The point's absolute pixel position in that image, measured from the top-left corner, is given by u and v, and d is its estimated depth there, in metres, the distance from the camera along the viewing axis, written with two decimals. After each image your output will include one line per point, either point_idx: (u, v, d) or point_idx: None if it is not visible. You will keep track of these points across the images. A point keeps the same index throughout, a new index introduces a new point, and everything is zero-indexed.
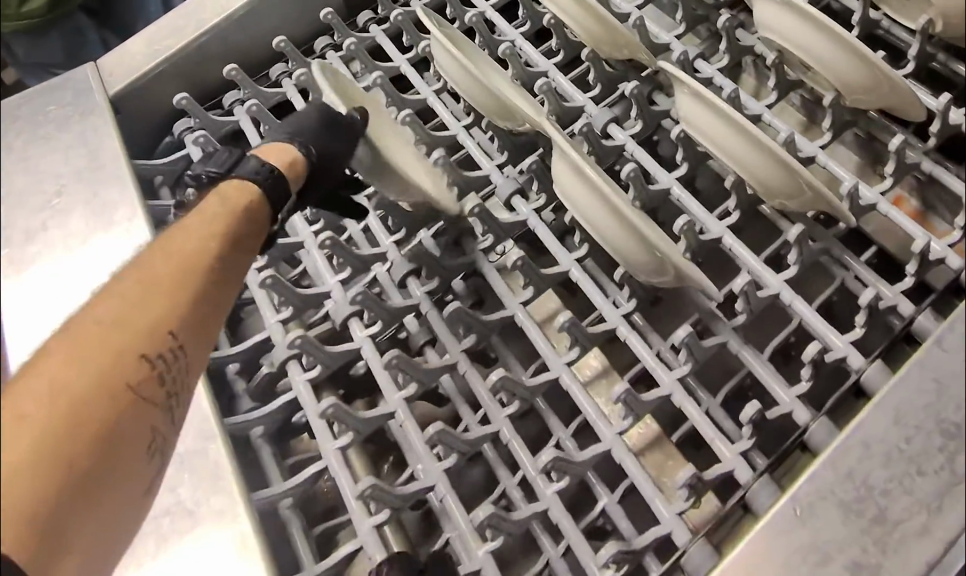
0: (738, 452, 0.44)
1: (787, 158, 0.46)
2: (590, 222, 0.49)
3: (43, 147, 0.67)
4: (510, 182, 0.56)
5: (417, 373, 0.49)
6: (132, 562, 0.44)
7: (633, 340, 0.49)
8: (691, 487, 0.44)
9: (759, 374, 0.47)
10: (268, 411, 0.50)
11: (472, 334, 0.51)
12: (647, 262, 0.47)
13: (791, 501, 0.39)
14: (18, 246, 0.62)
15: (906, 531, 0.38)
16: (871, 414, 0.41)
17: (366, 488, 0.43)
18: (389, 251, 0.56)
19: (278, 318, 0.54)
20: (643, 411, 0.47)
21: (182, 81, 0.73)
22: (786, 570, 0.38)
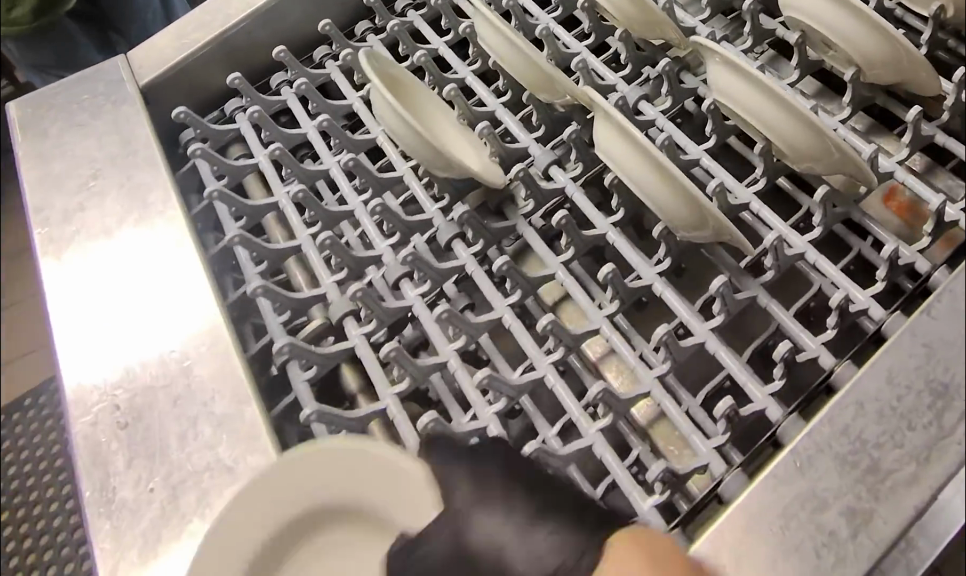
0: (769, 394, 0.48)
1: (822, 127, 0.49)
2: (635, 181, 0.52)
3: (76, 134, 0.70)
4: (546, 155, 0.60)
5: (464, 325, 0.51)
6: (176, 515, 0.47)
7: (668, 296, 0.52)
8: (728, 420, 0.47)
9: (787, 326, 0.50)
10: (324, 351, 0.53)
11: (518, 289, 0.54)
12: (688, 220, 0.50)
13: (791, 453, 0.42)
14: (56, 225, 0.64)
15: (898, 480, 0.41)
16: (866, 374, 0.44)
17: (430, 422, 0.46)
18: (435, 218, 0.59)
19: (334, 278, 0.57)
20: (681, 356, 0.50)
21: (214, 69, 0.76)
22: (786, 517, 0.41)
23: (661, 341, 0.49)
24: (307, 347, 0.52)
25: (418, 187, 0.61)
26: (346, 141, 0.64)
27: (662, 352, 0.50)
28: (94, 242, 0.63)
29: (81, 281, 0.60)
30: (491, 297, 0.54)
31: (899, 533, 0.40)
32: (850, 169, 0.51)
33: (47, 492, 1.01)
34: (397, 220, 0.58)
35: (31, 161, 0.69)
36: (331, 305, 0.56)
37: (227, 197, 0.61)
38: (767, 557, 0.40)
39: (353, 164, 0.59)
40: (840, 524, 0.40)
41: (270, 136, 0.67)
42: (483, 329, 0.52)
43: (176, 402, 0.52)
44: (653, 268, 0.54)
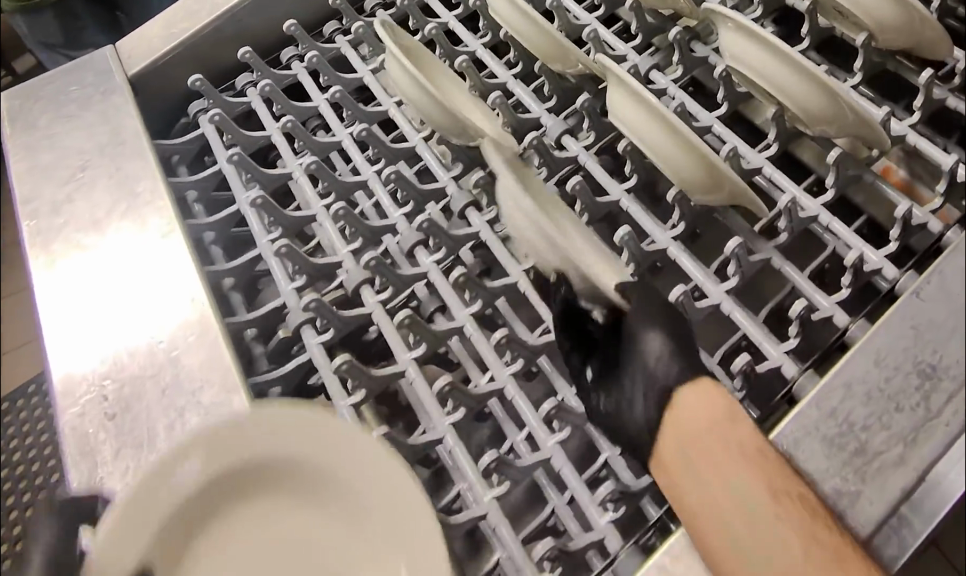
0: (784, 352, 0.48)
1: (836, 86, 0.49)
2: (648, 145, 0.52)
3: (65, 125, 0.70)
4: (558, 124, 0.61)
5: (477, 286, 0.54)
6: None
7: (683, 260, 0.53)
8: (744, 379, 0.48)
9: (802, 286, 0.50)
10: (344, 315, 0.54)
11: (478, 300, 0.54)
12: (704, 184, 0.50)
13: (778, 437, 0.42)
14: (45, 216, 0.64)
15: (885, 461, 0.41)
16: (855, 356, 0.44)
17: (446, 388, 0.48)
18: (448, 186, 0.60)
19: (350, 249, 0.58)
20: (697, 318, 0.51)
21: (212, 52, 0.76)
22: None
23: (678, 302, 0.49)
24: (332, 310, 0.53)
25: (431, 158, 0.62)
26: (358, 113, 0.65)
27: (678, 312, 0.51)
28: (84, 233, 0.63)
29: (72, 271, 0.60)
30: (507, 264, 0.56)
31: (885, 515, 0.40)
32: (862, 133, 0.51)
33: (46, 478, 1.02)
34: (410, 187, 0.59)
35: (20, 152, 0.69)
36: (348, 274, 0.56)
37: (244, 163, 0.62)
38: None
39: (365, 135, 0.61)
40: (828, 506, 0.40)
41: (281, 109, 0.68)
42: (495, 295, 0.54)
43: (164, 391, 0.51)
44: (667, 233, 0.54)
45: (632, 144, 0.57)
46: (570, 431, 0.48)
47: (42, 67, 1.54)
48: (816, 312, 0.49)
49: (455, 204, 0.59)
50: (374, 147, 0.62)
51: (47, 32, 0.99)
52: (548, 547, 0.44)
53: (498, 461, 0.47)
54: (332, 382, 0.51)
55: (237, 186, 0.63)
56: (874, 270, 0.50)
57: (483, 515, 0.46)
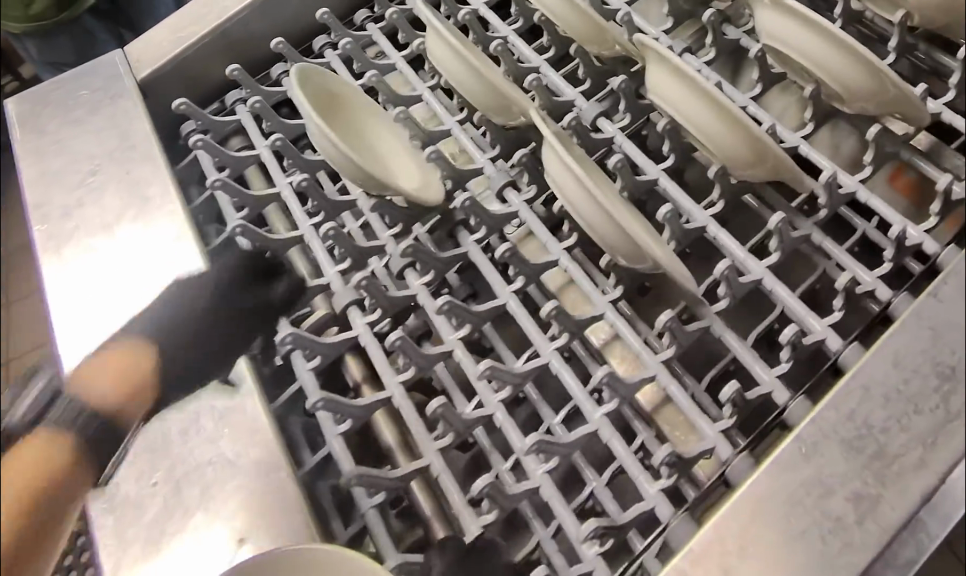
0: (828, 325, 0.49)
1: (879, 64, 0.49)
2: (687, 118, 0.52)
3: (75, 130, 0.70)
4: (593, 107, 0.60)
5: (524, 265, 0.53)
6: (178, 509, 0.47)
7: (722, 238, 0.53)
8: (791, 349, 0.48)
9: (842, 260, 0.51)
10: (391, 295, 0.54)
11: (520, 276, 0.54)
12: (748, 159, 0.50)
13: (796, 439, 0.42)
14: (56, 220, 0.64)
15: (905, 464, 0.41)
16: (872, 357, 0.43)
17: (438, 408, 0.46)
18: (486, 167, 0.59)
19: (392, 232, 0.58)
20: (740, 292, 0.51)
21: (226, 51, 0.76)
22: (792, 503, 0.40)
23: (723, 276, 0.50)
24: (380, 289, 0.53)
25: (466, 139, 0.61)
26: (392, 98, 0.64)
27: (723, 287, 0.50)
28: (94, 237, 0.63)
29: (84, 279, 0.60)
30: (546, 241, 0.55)
31: (905, 519, 0.39)
32: (906, 108, 0.51)
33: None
34: (450, 166, 0.58)
35: (30, 158, 0.69)
36: (390, 257, 0.57)
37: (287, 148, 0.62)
38: (771, 536, 0.40)
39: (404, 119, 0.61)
40: (846, 509, 0.40)
41: (270, 126, 0.67)
42: (538, 271, 0.54)
43: (178, 396, 0.51)
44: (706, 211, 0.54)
45: (671, 124, 0.57)
46: (617, 404, 0.48)
47: (42, 75, 1.56)
48: (859, 287, 0.50)
49: (493, 184, 0.59)
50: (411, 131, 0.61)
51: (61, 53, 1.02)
52: (596, 524, 0.43)
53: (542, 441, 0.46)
54: (379, 359, 0.52)
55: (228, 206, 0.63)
56: (916, 246, 0.50)
57: (537, 488, 0.46)
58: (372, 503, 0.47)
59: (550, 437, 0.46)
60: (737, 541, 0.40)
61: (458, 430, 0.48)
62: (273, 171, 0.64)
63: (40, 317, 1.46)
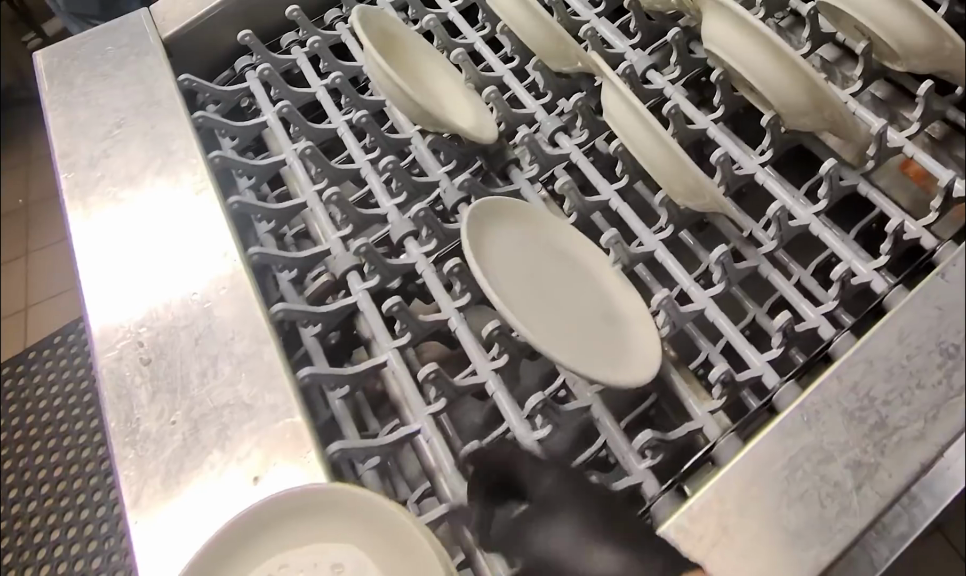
0: (873, 269, 0.50)
1: (934, 16, 0.49)
2: (744, 64, 0.53)
3: (101, 83, 0.71)
4: (644, 58, 0.62)
5: (577, 201, 0.56)
6: (197, 446, 0.48)
7: (770, 184, 0.54)
8: (839, 287, 0.50)
9: (888, 208, 0.52)
10: (446, 226, 0.57)
11: (574, 212, 0.57)
12: (802, 105, 0.51)
13: (799, 408, 0.43)
14: (83, 169, 0.66)
15: (905, 435, 0.42)
16: (877, 334, 0.44)
17: (494, 330, 0.49)
18: (537, 113, 0.62)
19: (445, 169, 0.61)
20: (788, 235, 0.52)
21: (259, 11, 0.77)
22: (792, 466, 0.41)
23: (773, 218, 0.51)
24: (437, 219, 0.56)
25: (519, 86, 0.64)
26: (447, 43, 0.67)
27: (772, 229, 0.52)
28: (120, 187, 0.64)
29: (110, 227, 0.61)
30: (597, 182, 0.57)
31: (902, 488, 0.41)
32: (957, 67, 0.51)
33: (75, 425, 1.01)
34: (504, 109, 0.61)
35: (58, 109, 0.70)
36: (445, 193, 0.59)
37: (347, 88, 0.65)
38: (771, 497, 0.41)
39: (462, 60, 0.64)
40: (846, 475, 0.41)
41: (328, 66, 0.69)
42: (590, 210, 0.57)
43: (198, 340, 0.53)
44: (755, 160, 0.56)
45: (725, 73, 0.58)
46: (671, 327, 0.51)
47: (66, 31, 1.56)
48: (906, 233, 0.50)
49: (545, 129, 0.61)
50: (466, 73, 0.64)
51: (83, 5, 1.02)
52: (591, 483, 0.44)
53: (543, 406, 0.47)
54: (438, 288, 0.54)
55: (285, 138, 0.64)
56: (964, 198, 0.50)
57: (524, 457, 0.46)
58: (428, 412, 0.49)
59: (549, 405, 0.48)
60: (737, 510, 0.41)
61: (513, 351, 0.51)
62: (329, 109, 0.66)
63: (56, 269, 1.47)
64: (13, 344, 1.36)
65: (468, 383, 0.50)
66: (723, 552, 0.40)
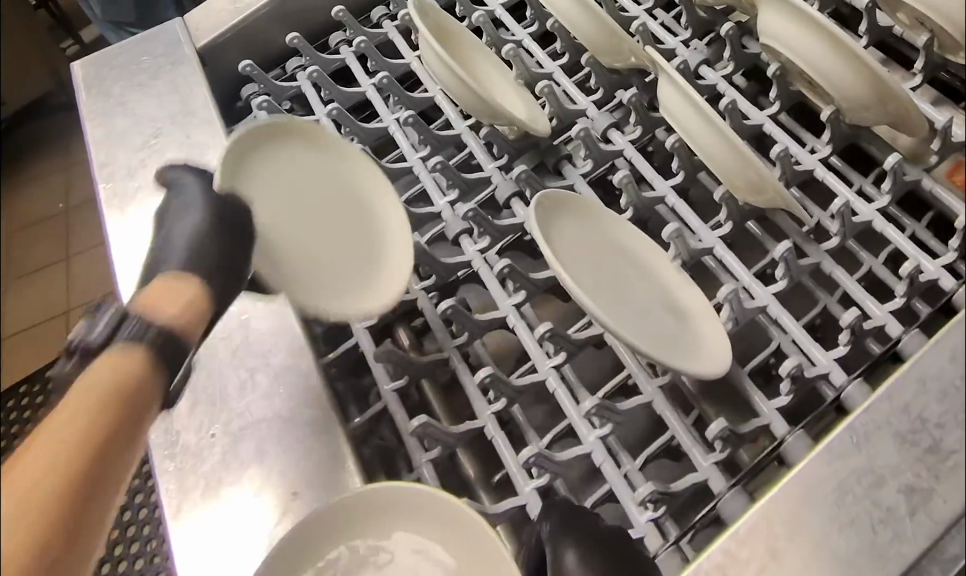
0: (941, 265, 0.49)
1: None
2: (802, 57, 0.52)
3: (138, 94, 0.72)
4: (696, 54, 0.61)
5: (633, 194, 0.55)
6: (236, 460, 0.48)
7: (831, 180, 0.53)
8: (908, 286, 0.48)
9: (953, 203, 0.52)
10: (499, 224, 0.56)
11: (630, 208, 0.56)
12: (865, 98, 0.50)
13: (848, 429, 0.42)
14: (120, 180, 0.66)
15: (960, 459, 0.40)
16: (929, 353, 0.43)
17: (548, 331, 0.48)
18: (588, 109, 0.62)
19: (498, 163, 0.60)
20: (851, 231, 0.51)
21: (297, 15, 0.77)
22: (841, 490, 0.40)
23: (836, 214, 0.50)
24: (488, 217, 0.55)
25: (569, 82, 0.64)
26: (495, 39, 0.67)
27: (836, 224, 0.51)
28: (157, 197, 0.64)
29: (147, 236, 0.62)
30: (653, 179, 0.57)
31: (959, 514, 0.39)
32: None
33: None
34: (557, 104, 0.61)
35: (95, 119, 0.71)
36: (498, 187, 0.59)
37: (393, 86, 0.64)
38: (820, 522, 0.40)
39: (513, 54, 0.63)
40: (898, 501, 0.40)
41: (376, 65, 0.69)
42: (645, 207, 0.56)
43: (234, 352, 0.53)
44: (813, 156, 0.55)
45: (781, 69, 0.57)
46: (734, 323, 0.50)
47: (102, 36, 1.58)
48: None
49: (598, 125, 0.60)
50: (515, 68, 0.64)
51: (120, 14, 1.03)
52: (651, 488, 0.43)
53: (603, 407, 0.46)
54: (494, 284, 0.54)
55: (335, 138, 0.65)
56: None
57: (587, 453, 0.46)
58: (492, 410, 0.49)
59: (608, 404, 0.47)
60: (784, 534, 0.40)
61: (571, 349, 0.50)
62: (379, 107, 0.66)
63: (92, 271, 1.49)
64: (53, 345, 1.38)
65: (530, 380, 0.49)
66: None
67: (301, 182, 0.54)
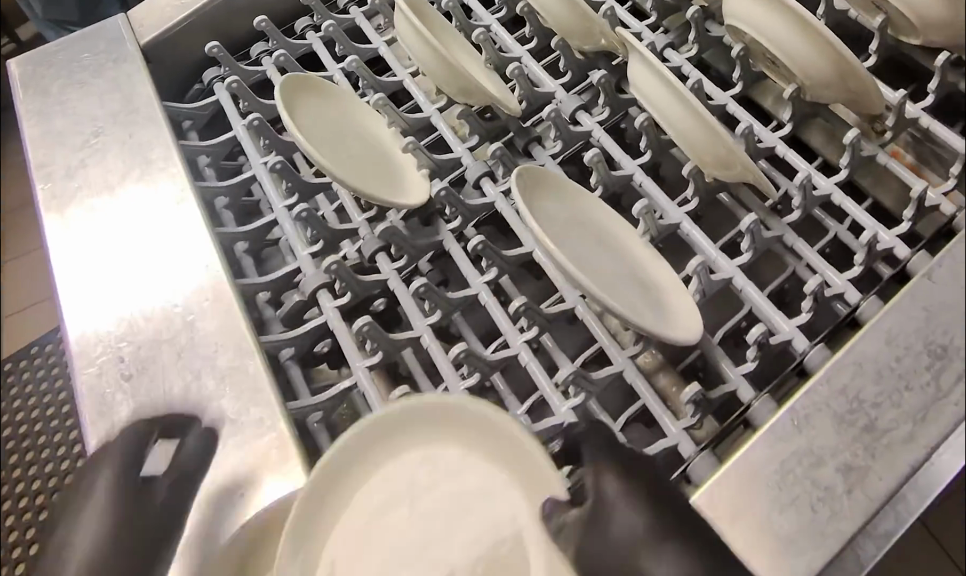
0: (895, 236, 0.50)
1: None
2: (768, 37, 0.53)
3: (77, 92, 0.70)
4: (662, 37, 0.62)
5: (600, 171, 0.55)
6: (181, 462, 0.47)
7: (791, 156, 0.54)
8: (866, 254, 0.50)
9: (898, 168, 0.53)
10: (469, 204, 0.56)
11: (600, 185, 0.56)
12: (828, 76, 0.51)
13: (789, 412, 0.43)
14: (59, 180, 0.64)
15: (895, 438, 0.42)
16: (865, 336, 0.44)
17: (522, 305, 0.49)
18: (557, 92, 0.61)
19: (467, 146, 0.60)
20: (811, 203, 0.53)
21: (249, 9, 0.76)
22: (782, 472, 0.41)
23: (799, 185, 0.52)
24: (459, 197, 0.56)
25: (536, 68, 0.63)
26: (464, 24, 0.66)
27: (798, 196, 0.52)
28: (97, 198, 0.63)
29: (87, 240, 0.60)
30: (621, 159, 0.57)
31: (894, 489, 0.41)
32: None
33: (52, 436, 1.00)
34: (526, 86, 0.61)
35: (32, 118, 0.69)
36: (468, 167, 0.59)
37: (363, 69, 0.63)
38: (761, 502, 0.41)
39: (484, 38, 0.63)
40: (836, 480, 0.41)
41: (344, 49, 0.68)
42: (613, 185, 0.56)
43: (180, 354, 0.52)
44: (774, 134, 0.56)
45: (744, 50, 0.59)
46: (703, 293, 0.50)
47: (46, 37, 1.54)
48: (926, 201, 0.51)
49: (566, 107, 0.60)
50: (485, 53, 0.64)
51: (62, 12, 1.00)
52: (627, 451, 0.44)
53: (579, 374, 0.47)
54: (466, 263, 0.55)
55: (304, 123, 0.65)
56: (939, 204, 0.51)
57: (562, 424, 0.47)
58: (463, 387, 0.49)
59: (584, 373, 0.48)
60: (728, 516, 0.40)
61: (544, 325, 0.51)
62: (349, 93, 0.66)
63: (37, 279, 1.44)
64: None
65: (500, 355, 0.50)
66: None
67: (320, 123, 0.60)
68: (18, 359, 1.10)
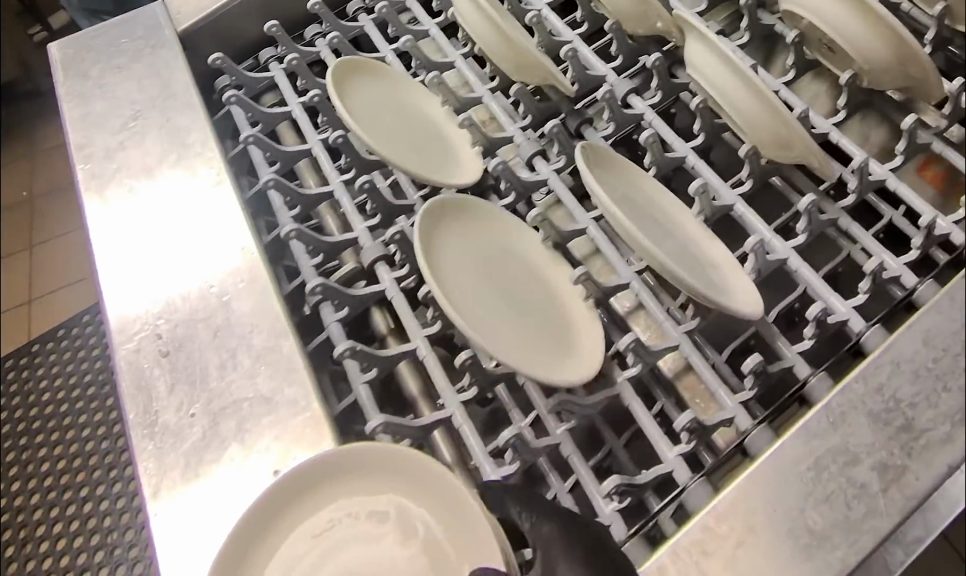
0: (952, 221, 0.50)
1: None
2: (826, 21, 0.54)
3: (116, 76, 0.71)
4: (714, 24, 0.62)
5: (655, 152, 0.56)
6: (216, 439, 0.48)
7: (845, 144, 0.54)
8: (924, 237, 0.49)
9: (952, 157, 0.53)
10: (524, 179, 0.56)
11: (654, 166, 0.57)
12: (889, 61, 0.51)
13: (825, 408, 0.42)
14: (99, 161, 0.65)
15: (932, 437, 0.41)
16: (904, 335, 0.44)
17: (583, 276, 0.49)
18: (608, 75, 0.61)
19: (519, 125, 0.60)
20: (867, 189, 0.52)
21: None
22: (817, 469, 0.41)
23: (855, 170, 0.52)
24: (513, 172, 0.56)
25: (587, 51, 0.63)
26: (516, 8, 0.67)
27: (854, 180, 0.52)
28: (136, 179, 0.63)
29: (125, 220, 0.61)
30: (673, 141, 0.57)
31: (930, 489, 0.40)
32: None
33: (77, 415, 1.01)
34: (577, 67, 0.60)
35: (72, 100, 0.70)
36: (521, 146, 0.59)
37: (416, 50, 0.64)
38: (795, 497, 0.41)
39: (537, 20, 0.63)
40: (872, 478, 0.41)
41: (396, 29, 0.68)
42: (666, 168, 0.57)
43: (216, 333, 0.53)
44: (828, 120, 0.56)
45: (800, 36, 0.58)
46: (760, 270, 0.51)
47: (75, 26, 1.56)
48: None
49: (618, 90, 0.60)
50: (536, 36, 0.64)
51: None
52: (691, 417, 0.44)
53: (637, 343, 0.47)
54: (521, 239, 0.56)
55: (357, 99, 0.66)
56: None
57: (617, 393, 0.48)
58: (458, 397, 0.48)
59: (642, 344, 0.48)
60: (761, 511, 0.40)
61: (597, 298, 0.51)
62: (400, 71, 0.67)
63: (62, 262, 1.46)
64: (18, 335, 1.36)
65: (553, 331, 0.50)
66: (747, 553, 0.40)
67: (376, 104, 0.61)
68: (43, 339, 1.12)
